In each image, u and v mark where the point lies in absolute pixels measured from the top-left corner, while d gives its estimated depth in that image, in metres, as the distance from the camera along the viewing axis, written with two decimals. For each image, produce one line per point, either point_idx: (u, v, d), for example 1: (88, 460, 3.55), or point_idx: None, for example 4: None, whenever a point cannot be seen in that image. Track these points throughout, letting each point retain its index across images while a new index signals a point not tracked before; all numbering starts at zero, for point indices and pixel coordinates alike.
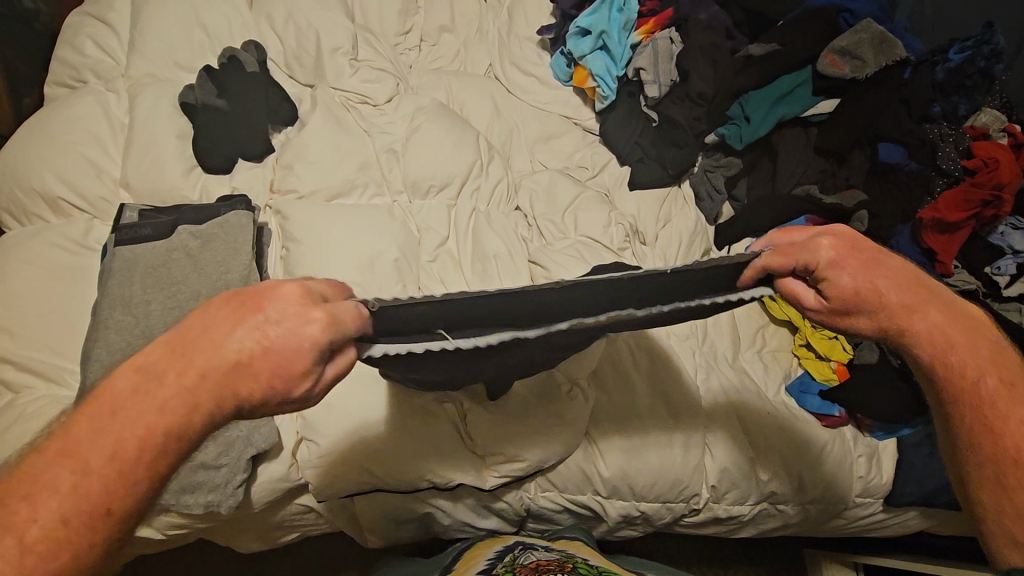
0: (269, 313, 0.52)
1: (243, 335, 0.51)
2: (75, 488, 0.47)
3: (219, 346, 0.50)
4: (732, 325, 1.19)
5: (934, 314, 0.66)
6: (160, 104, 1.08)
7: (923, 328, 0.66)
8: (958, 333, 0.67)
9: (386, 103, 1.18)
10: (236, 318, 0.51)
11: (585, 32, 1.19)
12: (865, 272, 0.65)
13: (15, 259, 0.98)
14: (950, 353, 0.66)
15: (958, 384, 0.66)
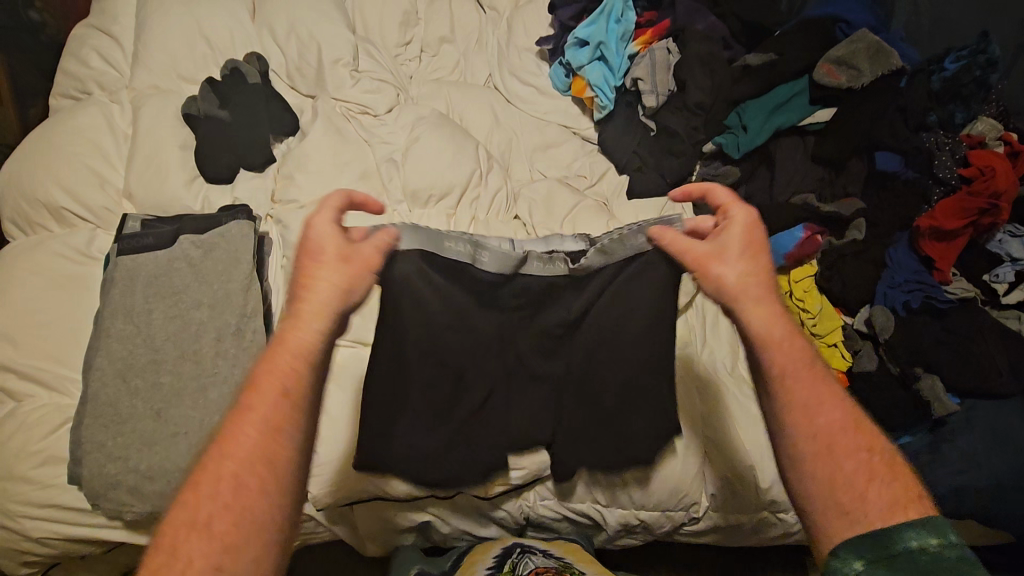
0: (331, 249, 0.56)
1: (333, 271, 0.56)
2: (250, 466, 0.49)
3: (319, 295, 0.55)
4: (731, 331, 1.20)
5: (788, 339, 0.60)
6: (163, 115, 1.09)
7: (764, 344, 0.60)
8: (806, 372, 0.59)
9: (386, 114, 1.20)
10: (316, 264, 0.56)
11: (583, 42, 1.19)
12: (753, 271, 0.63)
13: (19, 268, 0.99)
14: (792, 385, 0.58)
15: (799, 412, 0.57)
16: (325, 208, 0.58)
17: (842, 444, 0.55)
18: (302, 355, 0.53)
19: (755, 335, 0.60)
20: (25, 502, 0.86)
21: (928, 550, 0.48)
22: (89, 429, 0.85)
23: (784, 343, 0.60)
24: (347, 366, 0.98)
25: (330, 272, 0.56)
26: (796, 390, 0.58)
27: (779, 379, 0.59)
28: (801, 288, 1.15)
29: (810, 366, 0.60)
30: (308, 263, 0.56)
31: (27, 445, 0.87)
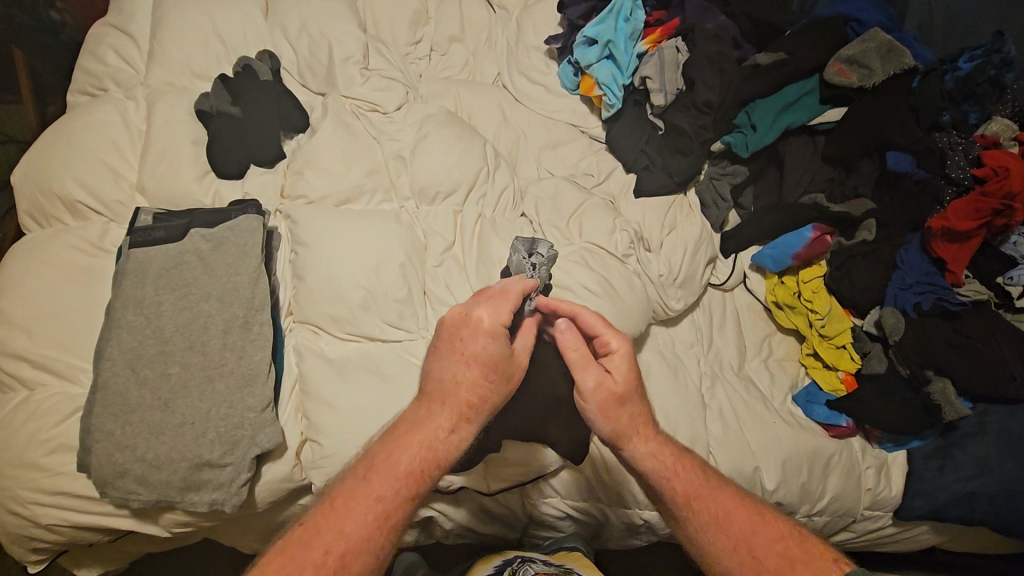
0: (481, 345, 0.74)
1: (482, 372, 0.74)
2: (350, 549, 0.65)
3: (461, 390, 0.74)
4: (738, 331, 1.20)
5: (680, 463, 0.75)
6: (177, 111, 1.11)
7: (665, 475, 0.74)
8: (701, 485, 0.74)
9: (395, 111, 1.21)
10: (470, 356, 0.74)
11: (591, 41, 1.18)
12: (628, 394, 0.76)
13: (35, 260, 1.01)
14: (702, 500, 0.73)
15: (717, 525, 0.72)
16: (492, 301, 0.77)
17: (756, 543, 0.70)
18: (437, 437, 0.72)
19: (655, 470, 0.74)
20: (35, 489, 0.87)
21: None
22: (99, 417, 0.87)
23: (678, 466, 0.75)
24: (353, 360, 0.99)
25: (479, 370, 0.74)
26: (702, 506, 0.72)
27: (691, 503, 0.73)
28: (810, 289, 1.15)
29: (701, 478, 0.75)
30: (460, 342, 0.75)
31: (39, 432, 0.89)
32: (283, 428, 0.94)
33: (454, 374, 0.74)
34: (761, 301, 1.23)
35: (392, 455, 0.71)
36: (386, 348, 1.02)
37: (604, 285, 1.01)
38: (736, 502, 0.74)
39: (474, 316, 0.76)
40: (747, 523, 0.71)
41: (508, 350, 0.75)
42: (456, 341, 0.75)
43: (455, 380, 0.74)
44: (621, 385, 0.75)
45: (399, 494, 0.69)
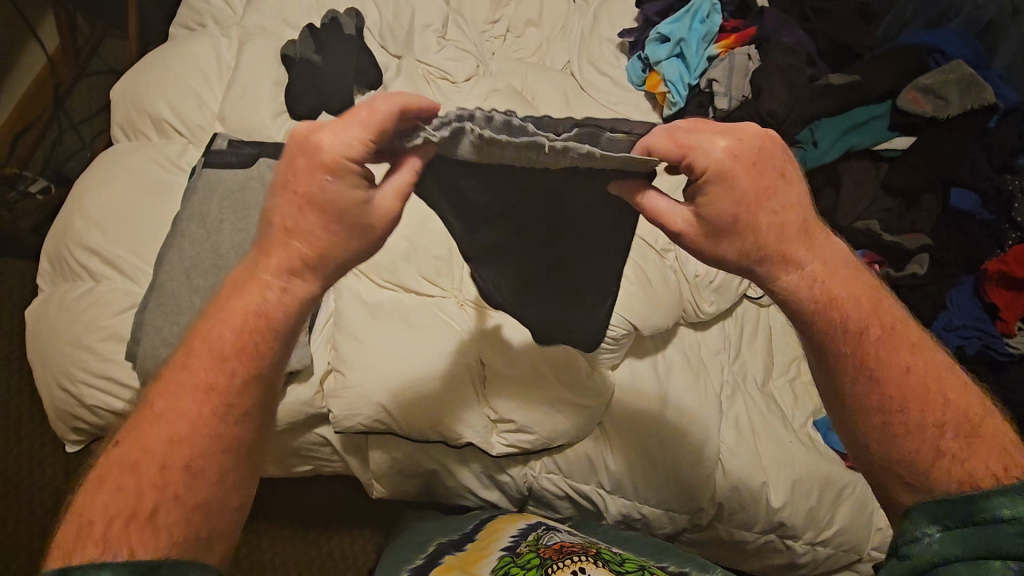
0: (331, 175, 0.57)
1: (333, 206, 0.59)
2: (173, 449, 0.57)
3: (293, 241, 0.60)
4: (768, 346, 1.19)
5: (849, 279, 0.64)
6: (264, 52, 1.19)
7: (834, 298, 0.63)
8: (870, 312, 0.63)
9: (464, 82, 1.26)
10: (311, 189, 0.58)
11: (664, 38, 1.19)
12: (766, 185, 0.60)
13: (120, 167, 1.10)
14: (873, 346, 0.62)
15: (880, 368, 0.62)
16: (345, 118, 0.57)
17: (914, 404, 0.61)
18: (265, 300, 0.61)
19: (812, 295, 0.63)
20: (85, 369, 0.95)
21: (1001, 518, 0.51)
22: (151, 313, 0.94)
23: (850, 282, 0.64)
24: (383, 306, 1.02)
25: (336, 197, 0.58)
26: (876, 331, 0.63)
27: (861, 347, 0.62)
28: None
29: (867, 308, 0.63)
30: (296, 177, 0.58)
31: (95, 321, 0.97)
32: (313, 355, 0.99)
33: (298, 217, 0.59)
34: None
35: (212, 332, 0.61)
36: (416, 299, 1.04)
37: (640, 275, 1.02)
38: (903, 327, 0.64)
39: (329, 141, 0.57)
40: (899, 373, 0.62)
41: (359, 195, 0.58)
42: (291, 174, 0.59)
43: (285, 225, 0.60)
44: (757, 177, 0.60)
45: (228, 380, 0.60)
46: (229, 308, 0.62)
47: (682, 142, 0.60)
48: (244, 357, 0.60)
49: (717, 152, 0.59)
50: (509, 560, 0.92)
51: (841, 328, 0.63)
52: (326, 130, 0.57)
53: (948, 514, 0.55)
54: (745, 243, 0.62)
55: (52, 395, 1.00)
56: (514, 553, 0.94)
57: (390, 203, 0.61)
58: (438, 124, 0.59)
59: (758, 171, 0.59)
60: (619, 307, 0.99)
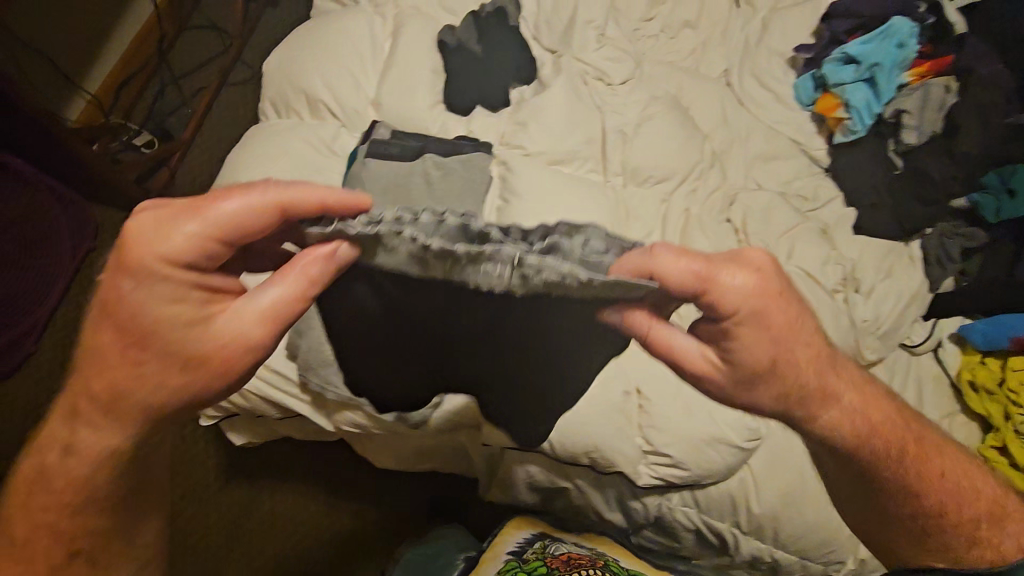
0: (260, 308, 0.59)
1: (261, 319, 0.59)
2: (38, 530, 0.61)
3: (159, 347, 0.57)
4: (917, 398, 1.13)
5: (862, 392, 0.68)
6: (422, 37, 1.14)
7: (845, 414, 0.66)
8: (901, 430, 0.69)
9: (620, 85, 1.19)
10: (228, 315, 0.59)
11: (851, 61, 1.14)
12: (772, 312, 0.62)
13: (276, 147, 1.07)
14: (886, 444, 0.67)
15: (919, 476, 0.68)
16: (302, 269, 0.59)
17: (948, 505, 0.68)
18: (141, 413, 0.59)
19: (846, 430, 0.66)
20: None
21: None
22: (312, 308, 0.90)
23: (863, 396, 0.68)
24: None
25: (165, 307, 0.57)
26: (880, 438, 0.67)
27: (903, 459, 0.67)
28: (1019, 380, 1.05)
29: (880, 413, 0.68)
30: (177, 274, 0.57)
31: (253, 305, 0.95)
32: None
33: (123, 303, 0.57)
34: (951, 375, 1.13)
35: (81, 453, 0.60)
36: None
37: None
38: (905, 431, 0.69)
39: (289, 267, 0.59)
40: (936, 472, 0.69)
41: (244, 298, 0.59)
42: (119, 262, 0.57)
43: (153, 326, 0.57)
44: (777, 309, 0.61)
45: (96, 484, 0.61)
46: (135, 365, 0.57)
47: (700, 275, 0.60)
48: (174, 394, 0.58)
49: (740, 288, 0.60)
50: (515, 565, 0.99)
51: (885, 453, 0.67)
52: (186, 219, 0.57)
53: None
54: (780, 388, 0.64)
55: None
56: (521, 560, 1.02)
57: (261, 330, 0.59)
58: (367, 219, 0.60)
59: (788, 308, 0.62)
60: None
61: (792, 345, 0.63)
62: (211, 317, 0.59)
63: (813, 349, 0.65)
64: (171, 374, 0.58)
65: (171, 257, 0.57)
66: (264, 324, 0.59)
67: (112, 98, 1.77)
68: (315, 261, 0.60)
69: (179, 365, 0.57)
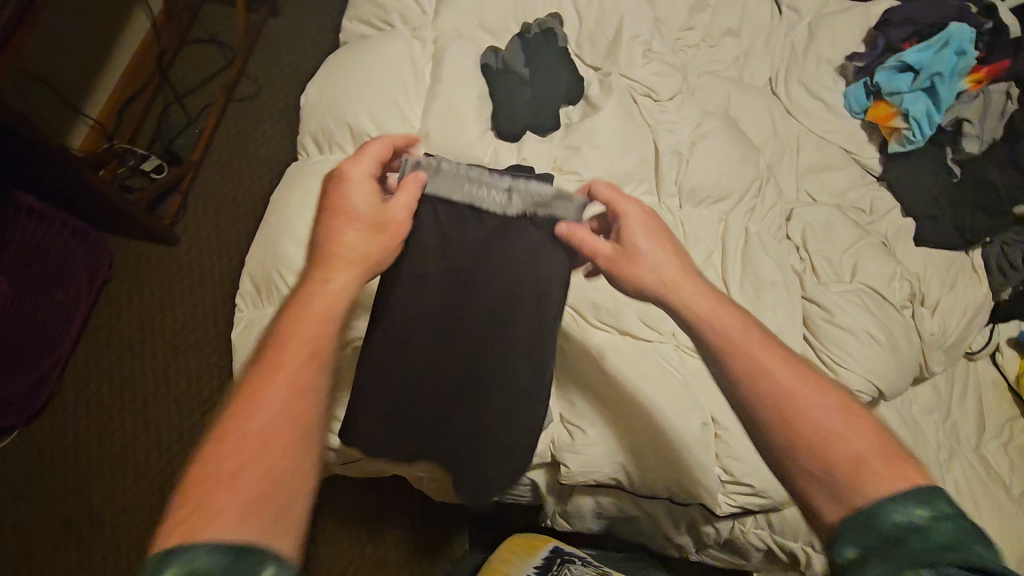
0: (339, 263, 0.67)
1: (304, 348, 0.59)
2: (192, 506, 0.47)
3: (305, 327, 0.60)
4: (979, 405, 1.12)
5: (759, 353, 0.63)
6: (466, 61, 1.10)
7: (751, 377, 0.62)
8: (810, 394, 0.59)
9: (668, 100, 1.16)
10: (298, 343, 0.59)
11: (909, 69, 1.13)
12: (641, 259, 0.74)
13: (322, 183, 1.02)
14: (800, 398, 0.59)
15: (798, 423, 0.58)
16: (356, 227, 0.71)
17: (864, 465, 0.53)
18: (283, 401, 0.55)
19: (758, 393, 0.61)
20: None
21: (916, 525, 0.48)
22: None
23: (763, 351, 0.63)
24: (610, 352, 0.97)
25: (295, 363, 0.57)
26: (784, 407, 0.59)
27: (848, 453, 0.55)
28: None
29: (808, 382, 0.60)
30: (295, 340, 0.59)
31: None
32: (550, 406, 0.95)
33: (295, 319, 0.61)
34: (1009, 382, 1.14)
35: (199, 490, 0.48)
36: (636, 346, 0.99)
37: (886, 335, 0.98)
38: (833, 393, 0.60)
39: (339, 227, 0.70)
40: (845, 438, 0.56)
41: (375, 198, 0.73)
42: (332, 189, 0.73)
43: (318, 295, 0.64)
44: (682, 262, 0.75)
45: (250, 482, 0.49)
46: (220, 455, 0.51)
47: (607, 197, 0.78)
48: (270, 492, 0.50)
49: (631, 210, 0.77)
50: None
51: (833, 436, 0.56)
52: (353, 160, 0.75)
53: (867, 531, 0.49)
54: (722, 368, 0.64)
55: None
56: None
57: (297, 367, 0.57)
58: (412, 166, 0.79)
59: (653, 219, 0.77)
60: (864, 370, 0.95)
61: (637, 260, 0.74)
62: (385, 227, 0.73)
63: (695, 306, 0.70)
64: (268, 474, 0.51)
65: (308, 312, 0.62)
66: (323, 309, 0.63)
67: (114, 121, 1.66)
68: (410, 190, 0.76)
69: (265, 450, 0.52)
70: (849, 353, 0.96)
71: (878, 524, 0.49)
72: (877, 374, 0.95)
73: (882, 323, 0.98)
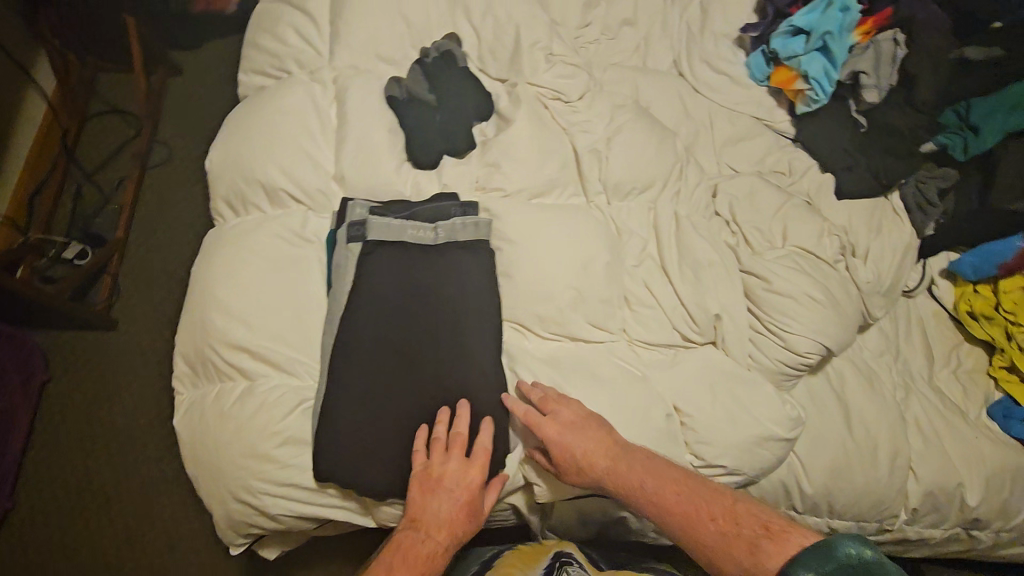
0: (443, 524, 0.82)
1: (417, 567, 0.79)
2: None
3: (403, 558, 0.80)
4: (924, 339, 1.16)
5: (656, 492, 0.83)
6: (370, 97, 1.08)
7: (651, 496, 0.83)
8: (742, 513, 0.78)
9: (579, 100, 1.16)
10: (410, 556, 0.80)
11: (800, 32, 1.15)
12: (575, 434, 0.86)
13: (243, 247, 0.98)
14: (716, 524, 0.78)
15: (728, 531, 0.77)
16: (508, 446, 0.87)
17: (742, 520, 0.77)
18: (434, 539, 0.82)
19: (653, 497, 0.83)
20: (267, 480, 0.87)
21: (864, 556, 0.63)
22: (336, 414, 0.86)
23: (653, 480, 0.84)
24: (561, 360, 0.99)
25: (408, 566, 0.79)
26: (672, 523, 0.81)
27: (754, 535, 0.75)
28: (1012, 302, 1.10)
29: (726, 503, 0.81)
30: (414, 550, 0.80)
31: (268, 426, 0.88)
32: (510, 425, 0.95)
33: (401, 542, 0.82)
34: (949, 310, 1.18)
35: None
36: (589, 349, 1.01)
37: (826, 293, 1.00)
38: (725, 511, 0.80)
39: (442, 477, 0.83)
40: (759, 552, 0.73)
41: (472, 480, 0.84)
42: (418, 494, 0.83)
43: (421, 536, 0.82)
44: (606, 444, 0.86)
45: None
46: (385, 567, 0.79)
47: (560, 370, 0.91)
48: None
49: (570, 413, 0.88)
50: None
51: (745, 540, 0.75)
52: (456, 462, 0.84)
53: (818, 558, 0.65)
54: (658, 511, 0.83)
55: (223, 509, 0.90)
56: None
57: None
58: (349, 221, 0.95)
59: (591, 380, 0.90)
60: (810, 332, 0.96)
61: (562, 443, 0.86)
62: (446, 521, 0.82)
63: (601, 463, 0.85)
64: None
65: (415, 547, 0.81)
66: (444, 536, 0.82)
67: (25, 214, 1.58)
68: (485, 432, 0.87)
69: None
70: (792, 318, 0.98)
71: (835, 557, 0.64)
72: (823, 333, 0.97)
73: (818, 281, 1.01)
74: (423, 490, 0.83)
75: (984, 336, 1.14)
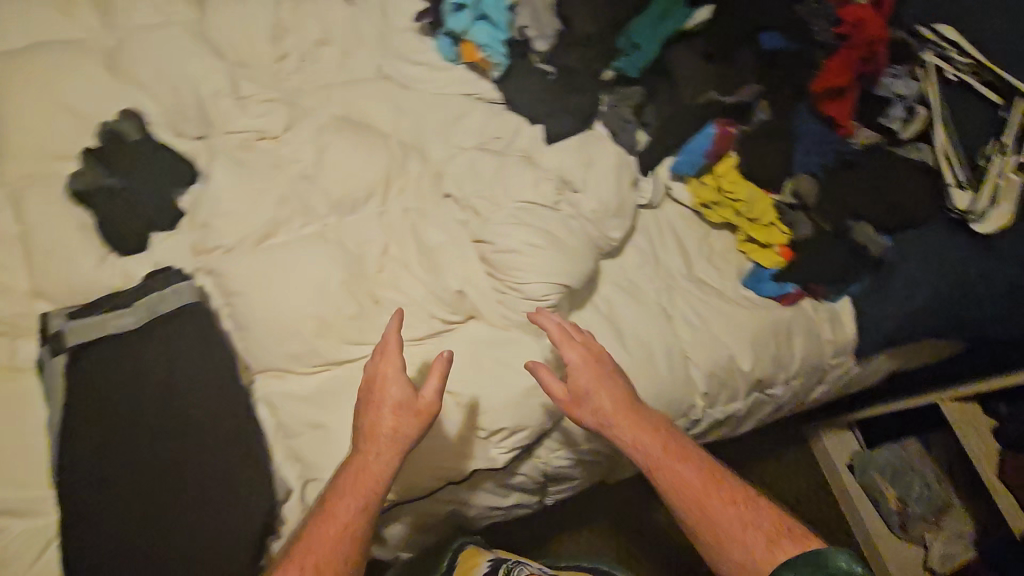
0: (380, 429, 0.84)
1: (368, 483, 0.82)
2: None
3: (320, 548, 0.78)
4: (678, 239, 1.23)
5: (706, 491, 0.83)
6: (51, 201, 1.02)
7: (673, 487, 0.84)
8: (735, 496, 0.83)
9: (284, 132, 1.15)
10: (371, 475, 0.82)
11: (462, 7, 1.21)
12: (614, 402, 0.90)
13: None
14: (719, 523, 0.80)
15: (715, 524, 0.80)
16: (630, 417, 0.89)
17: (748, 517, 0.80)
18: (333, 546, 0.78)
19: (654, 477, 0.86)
20: None
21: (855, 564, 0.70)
22: (81, 534, 0.83)
23: (727, 503, 0.81)
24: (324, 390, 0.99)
25: (364, 498, 0.82)
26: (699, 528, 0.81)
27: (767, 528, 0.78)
28: (728, 181, 1.19)
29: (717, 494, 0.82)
30: (341, 507, 0.81)
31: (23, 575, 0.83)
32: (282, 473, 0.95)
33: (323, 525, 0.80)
34: (687, 207, 1.26)
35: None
36: (353, 367, 1.01)
37: (547, 237, 1.04)
38: (710, 478, 0.84)
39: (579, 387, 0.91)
40: (761, 547, 0.77)
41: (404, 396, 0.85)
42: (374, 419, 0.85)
43: (345, 512, 0.80)
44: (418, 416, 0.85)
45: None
46: (304, 549, 0.78)
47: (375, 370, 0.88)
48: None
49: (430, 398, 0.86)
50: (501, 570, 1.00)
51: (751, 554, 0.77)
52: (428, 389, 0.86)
53: (815, 570, 0.70)
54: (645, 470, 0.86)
55: None
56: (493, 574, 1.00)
57: (357, 492, 0.82)
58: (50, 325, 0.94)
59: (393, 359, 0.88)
60: (541, 277, 1.01)
61: (610, 406, 0.89)
62: (379, 434, 0.84)
63: (659, 454, 0.86)
64: (341, 536, 0.79)
65: (367, 464, 0.83)
66: (380, 455, 0.83)
67: None
68: (393, 335, 0.89)
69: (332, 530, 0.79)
70: (521, 271, 1.01)
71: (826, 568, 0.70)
72: (554, 274, 1.02)
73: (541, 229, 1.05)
74: (573, 388, 0.91)
75: (720, 219, 1.23)
